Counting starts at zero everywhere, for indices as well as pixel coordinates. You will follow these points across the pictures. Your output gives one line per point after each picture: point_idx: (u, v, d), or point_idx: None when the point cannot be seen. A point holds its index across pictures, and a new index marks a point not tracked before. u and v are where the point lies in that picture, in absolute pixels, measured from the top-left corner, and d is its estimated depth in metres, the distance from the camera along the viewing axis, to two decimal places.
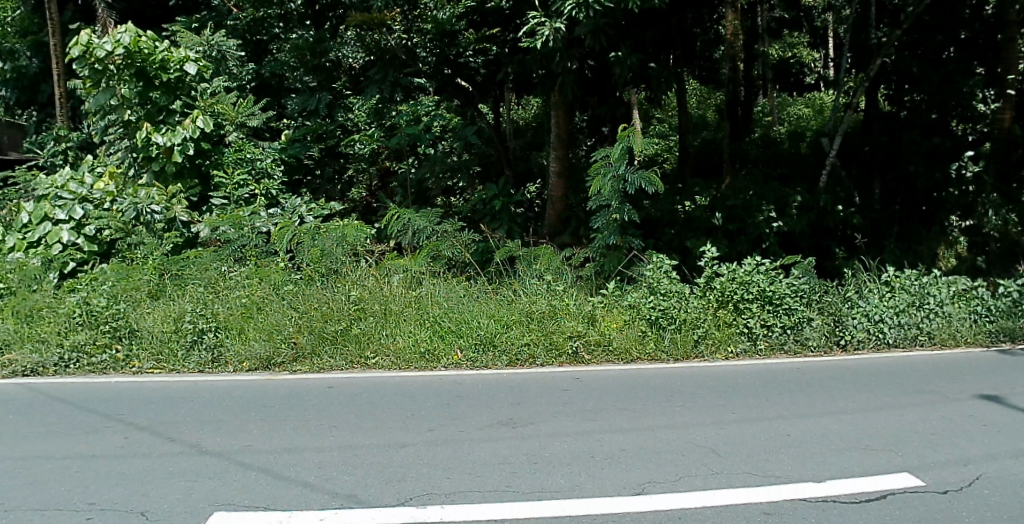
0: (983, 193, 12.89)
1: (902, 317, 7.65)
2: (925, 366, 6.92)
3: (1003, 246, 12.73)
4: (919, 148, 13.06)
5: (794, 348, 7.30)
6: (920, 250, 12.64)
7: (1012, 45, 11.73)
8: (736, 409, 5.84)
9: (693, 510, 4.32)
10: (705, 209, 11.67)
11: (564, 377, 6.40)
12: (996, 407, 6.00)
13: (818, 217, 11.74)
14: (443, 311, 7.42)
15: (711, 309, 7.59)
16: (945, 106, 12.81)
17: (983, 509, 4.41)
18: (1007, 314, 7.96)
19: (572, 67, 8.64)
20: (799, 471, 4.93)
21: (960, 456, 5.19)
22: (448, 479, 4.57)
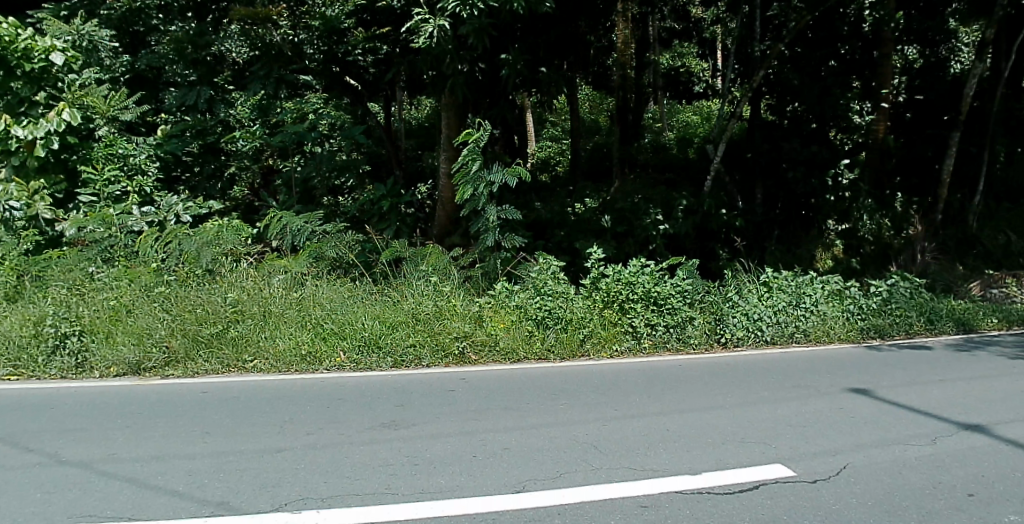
0: (858, 199, 13.44)
1: (780, 316, 8.06)
2: (801, 361, 7.29)
3: (876, 249, 13.60)
4: (799, 155, 13.46)
5: (675, 346, 7.56)
6: (799, 251, 13.42)
7: (887, 61, 12.38)
8: (619, 405, 6.02)
9: (573, 506, 4.42)
10: (595, 211, 12.02)
11: (450, 378, 6.42)
12: (865, 400, 6.39)
13: (702, 221, 12.21)
14: (326, 312, 7.34)
15: (597, 309, 7.79)
16: (823, 115, 13.56)
17: (848, 494, 4.78)
18: (877, 312, 8.53)
19: (463, 69, 8.80)
20: (676, 464, 5.14)
21: (830, 447, 5.54)
22: (325, 483, 4.52)
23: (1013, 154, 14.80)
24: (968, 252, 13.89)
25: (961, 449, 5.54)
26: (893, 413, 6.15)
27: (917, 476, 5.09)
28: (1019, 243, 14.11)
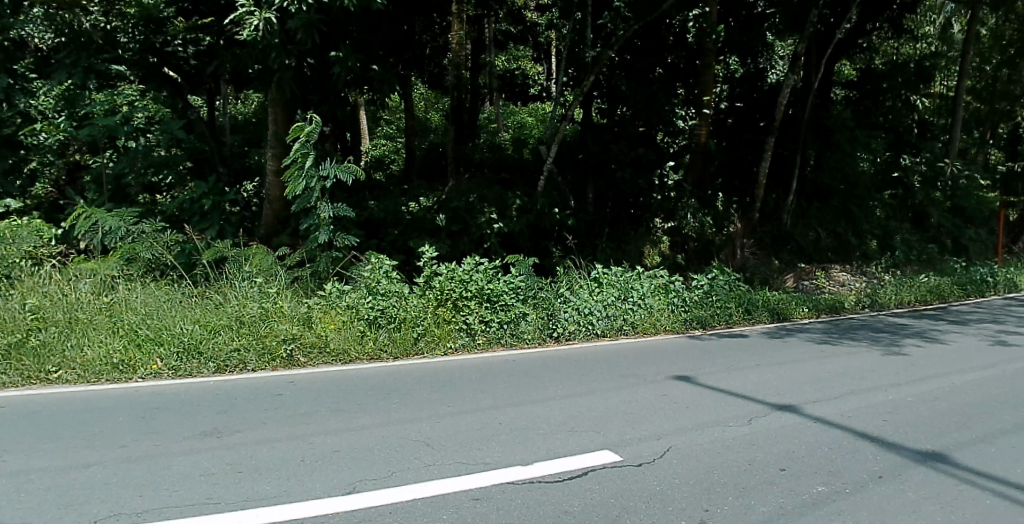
0: (682, 200, 14.50)
1: (609, 309, 8.58)
2: (628, 351, 7.79)
3: (699, 245, 14.54)
4: (625, 156, 14.14)
5: (509, 341, 7.84)
6: (628, 248, 13.71)
7: (709, 71, 13.66)
8: (452, 402, 6.14)
9: (405, 504, 4.46)
10: (428, 211, 12.01)
11: (278, 381, 6.29)
12: (689, 386, 6.88)
13: (536, 220, 12.50)
14: (140, 316, 6.93)
15: (431, 307, 7.86)
16: (650, 120, 14.09)
17: (674, 477, 5.24)
18: (700, 304, 9.29)
19: (291, 63, 8.55)
20: (508, 456, 5.33)
21: (655, 431, 5.99)
22: (140, 498, 4.28)
23: (820, 158, 16.28)
24: (783, 247, 15.57)
25: (775, 427, 6.15)
26: (712, 396, 6.68)
27: (735, 456, 5.66)
28: (826, 240, 15.82)
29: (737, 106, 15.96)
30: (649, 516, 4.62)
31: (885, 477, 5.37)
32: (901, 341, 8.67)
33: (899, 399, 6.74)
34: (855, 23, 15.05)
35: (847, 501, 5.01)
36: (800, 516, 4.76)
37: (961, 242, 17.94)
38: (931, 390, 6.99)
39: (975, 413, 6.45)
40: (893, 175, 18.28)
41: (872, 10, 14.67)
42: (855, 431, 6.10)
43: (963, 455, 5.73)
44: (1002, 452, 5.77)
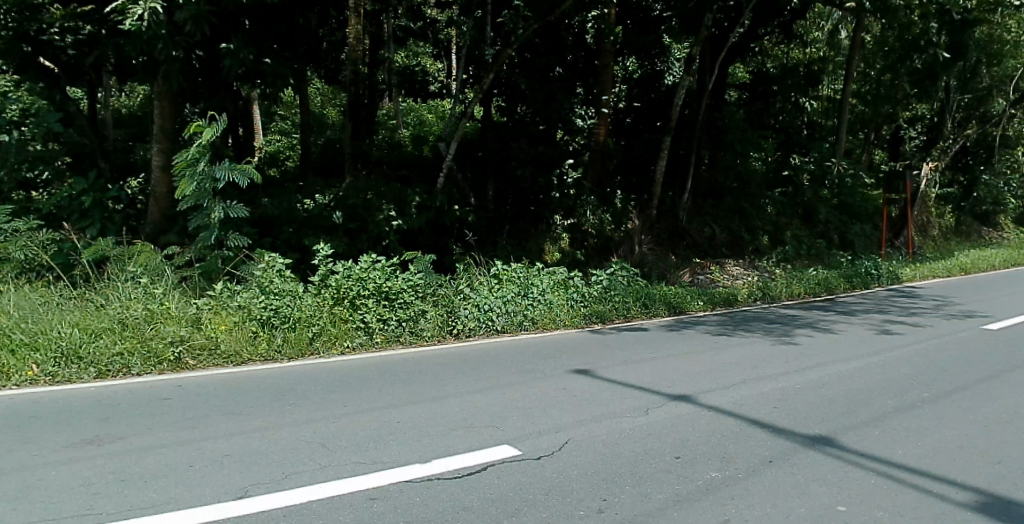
0: (582, 196, 14.89)
1: (509, 306, 8.75)
2: (527, 346, 7.95)
3: (599, 241, 15.04)
4: (525, 153, 14.14)
5: (409, 338, 7.85)
6: (528, 245, 14.30)
7: (607, 71, 13.73)
8: (349, 402, 6.11)
9: (300, 506, 4.39)
10: (325, 208, 11.86)
11: (166, 385, 6.10)
12: (587, 379, 7.05)
13: (435, 216, 12.68)
14: (13, 321, 6.57)
15: (327, 306, 7.78)
16: (550, 119, 14.06)
17: (573, 469, 5.38)
18: (598, 299, 9.61)
19: (177, 55, 8.64)
20: (406, 454, 5.33)
21: (554, 424, 6.10)
22: (13, 511, 4.06)
23: (715, 158, 16.99)
24: (678, 244, 16.08)
25: (670, 417, 6.35)
26: (609, 388, 6.87)
27: (632, 445, 5.85)
28: (720, 236, 16.61)
29: (635, 106, 16.48)
30: (547, 507, 4.71)
31: (775, 461, 5.68)
32: (792, 331, 9.12)
33: (788, 386, 7.07)
34: (748, 27, 15.70)
35: (737, 485, 5.27)
36: (694, 501, 4.98)
37: (847, 236, 18.89)
38: (819, 377, 7.36)
39: (859, 398, 6.84)
40: (783, 173, 19.37)
41: (763, 15, 15.38)
42: (747, 418, 6.37)
43: (848, 438, 6.09)
44: (883, 434, 6.16)
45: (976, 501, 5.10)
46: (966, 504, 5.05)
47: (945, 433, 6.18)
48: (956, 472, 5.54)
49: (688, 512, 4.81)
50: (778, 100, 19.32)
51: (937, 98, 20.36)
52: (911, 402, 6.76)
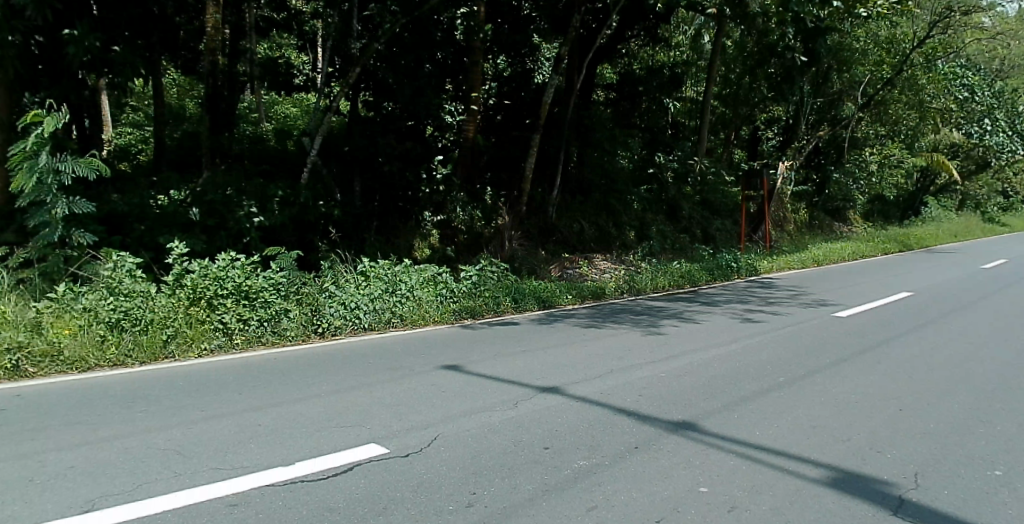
0: (451, 193, 14.87)
1: (376, 303, 8.79)
2: (394, 344, 8.02)
3: (468, 238, 15.26)
4: (392, 149, 14.17)
5: (271, 339, 7.74)
6: (397, 242, 14.57)
7: (476, 68, 13.70)
8: (206, 407, 5.93)
9: (155, 516, 4.20)
10: (180, 204, 11.37)
11: (2, 395, 5.72)
12: (455, 374, 7.12)
13: (299, 212, 12.61)
14: None
15: (181, 307, 7.54)
16: (417, 114, 14.37)
17: (440, 465, 5.39)
18: (467, 295, 9.86)
19: (16, 40, 9.20)
20: (270, 458, 5.19)
21: (423, 421, 6.11)
22: None
23: (582, 156, 17.75)
24: (549, 239, 16.36)
25: (538, 409, 6.48)
26: (477, 381, 6.96)
27: (500, 438, 5.94)
28: (589, 232, 17.02)
29: (506, 103, 16.82)
30: (416, 504, 4.69)
31: (641, 447, 5.92)
32: (659, 322, 9.58)
33: (653, 376, 7.34)
34: (615, 30, 16.62)
35: (603, 473, 5.46)
36: (562, 491, 5.12)
37: (709, 231, 20.52)
38: (681, 365, 7.71)
39: (720, 384, 7.19)
40: (648, 171, 20.31)
41: (629, 19, 16.22)
42: (613, 407, 6.58)
43: (710, 422, 6.39)
44: (744, 417, 6.51)
45: (828, 477, 5.52)
46: (819, 481, 5.46)
47: (799, 414, 6.60)
48: (810, 450, 5.96)
49: (555, 501, 4.94)
50: (645, 101, 20.31)
51: (791, 100, 21.41)
52: (768, 386, 7.18)
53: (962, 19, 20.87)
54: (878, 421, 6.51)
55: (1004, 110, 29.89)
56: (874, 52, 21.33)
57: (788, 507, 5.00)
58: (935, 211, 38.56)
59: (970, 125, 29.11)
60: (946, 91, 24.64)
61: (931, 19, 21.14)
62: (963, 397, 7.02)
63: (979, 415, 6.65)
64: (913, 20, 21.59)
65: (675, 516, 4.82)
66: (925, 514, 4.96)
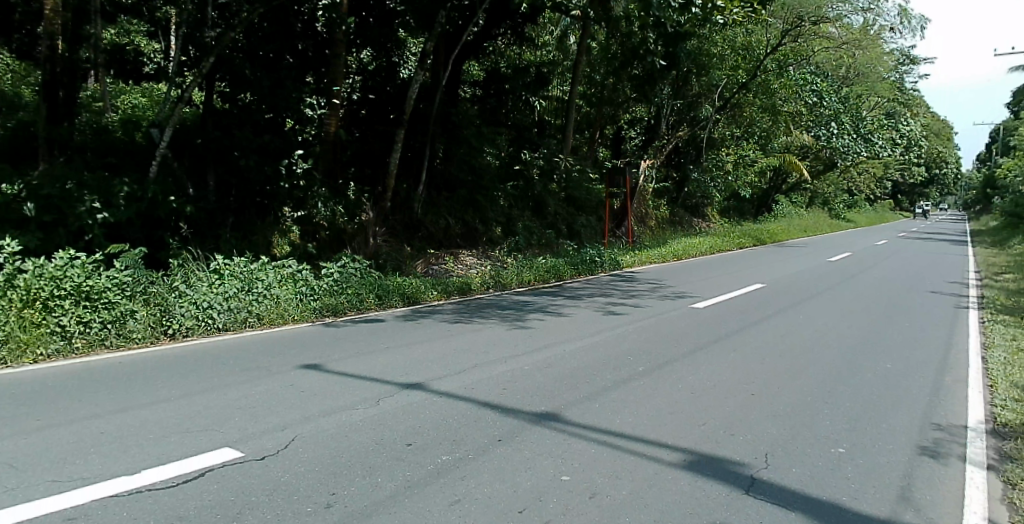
0: (312, 188, 14.59)
1: (230, 303, 8.69)
2: (253, 345, 7.86)
3: (330, 234, 15.02)
4: (250, 142, 13.83)
5: (115, 343, 7.50)
6: (254, 238, 13.85)
7: (337, 61, 13.83)
8: (37, 415, 5.62)
9: None
10: (14, 199, 10.58)
11: None
12: (315, 373, 7.04)
13: (148, 208, 11.83)
14: None
15: (13, 310, 7.21)
16: (277, 107, 14.09)
17: (298, 466, 5.25)
18: (329, 293, 9.93)
19: None
20: (113, 467, 4.92)
21: (280, 423, 5.96)
22: None
23: (448, 151, 18.09)
24: (414, 235, 16.79)
25: (398, 406, 6.44)
26: (337, 379, 6.90)
27: (361, 437, 5.85)
28: (455, 227, 17.58)
29: (369, 98, 17.09)
30: (274, 507, 4.57)
31: (504, 440, 5.98)
32: (525, 316, 9.84)
33: (515, 369, 7.45)
34: (482, 27, 16.81)
35: (466, 467, 5.48)
36: (424, 487, 5.10)
37: (575, 227, 21.05)
38: (545, 357, 7.89)
39: (582, 375, 7.38)
40: (514, 167, 20.76)
41: (495, 17, 16.55)
42: (477, 401, 6.63)
43: (572, 412, 6.54)
44: (606, 406, 6.70)
45: (685, 460, 5.81)
46: (677, 464, 5.75)
47: (657, 400, 6.87)
48: (668, 435, 6.22)
49: (417, 498, 4.91)
50: (510, 98, 20.91)
51: (652, 100, 22.93)
52: (629, 375, 7.43)
53: (811, 29, 23.36)
54: (732, 404, 6.88)
55: (848, 114, 30.86)
56: (731, 57, 22.54)
57: (647, 492, 5.24)
58: (785, 209, 42.21)
59: (818, 128, 30.39)
60: (797, 96, 26.84)
61: (784, 27, 23.25)
62: (805, 379, 7.57)
63: (819, 394, 7.21)
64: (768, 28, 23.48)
65: (536, 506, 4.92)
66: (772, 493, 5.34)
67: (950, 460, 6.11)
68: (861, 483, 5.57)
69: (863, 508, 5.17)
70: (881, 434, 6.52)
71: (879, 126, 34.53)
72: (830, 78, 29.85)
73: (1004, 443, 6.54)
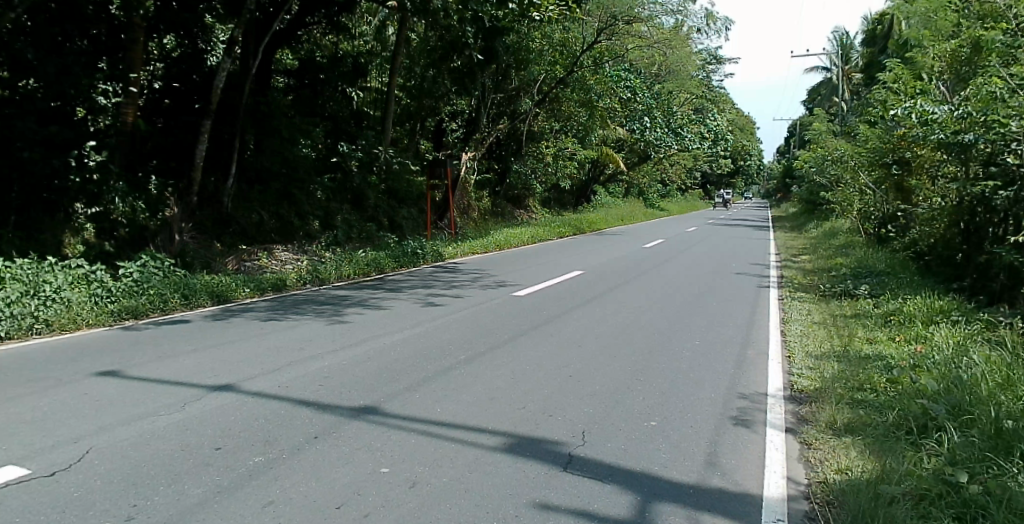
0: (109, 183, 13.46)
1: (14, 309, 8.22)
2: (47, 355, 7.37)
3: (131, 231, 13.84)
4: (32, 133, 12.39)
5: None
6: (42, 238, 12.26)
7: (135, 45, 13.02)
8: None
9: None
10: None
11: None
12: (113, 381, 6.71)
13: None
14: None
15: None
16: (65, 95, 13.12)
17: (93, 479, 4.91)
18: (128, 294, 9.73)
19: None
20: None
21: (72, 435, 5.55)
22: None
23: (259, 143, 18.14)
24: (224, 231, 16.08)
25: (207, 409, 6.20)
26: (139, 385, 6.61)
27: (166, 444, 5.55)
28: (269, 222, 17.21)
29: (173, 87, 16.62)
30: None
31: (321, 436, 5.84)
32: (342, 311, 10.01)
33: (333, 364, 7.41)
34: (294, 15, 17.64)
35: (281, 466, 5.30)
36: (236, 490, 4.89)
37: (396, 220, 21.83)
38: (363, 352, 7.91)
39: (402, 367, 7.44)
40: (331, 160, 20.78)
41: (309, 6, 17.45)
42: (291, 399, 6.49)
43: (391, 405, 6.50)
44: (424, 396, 6.75)
45: (504, 444, 5.89)
46: (497, 448, 5.82)
47: (478, 388, 6.97)
48: (488, 420, 6.31)
49: (228, 502, 4.71)
50: (326, 89, 21.41)
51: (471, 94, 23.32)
52: (450, 364, 7.59)
53: (624, 28, 23.49)
54: (549, 385, 7.15)
55: (662, 109, 34.23)
56: (548, 53, 23.34)
57: (468, 477, 5.27)
58: (603, 199, 45.51)
59: (633, 122, 32.94)
60: (611, 92, 27.19)
61: (598, 26, 23.32)
62: (621, 360, 8.01)
63: (634, 373, 7.63)
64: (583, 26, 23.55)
65: (354, 500, 4.84)
66: (588, 468, 5.53)
67: (750, 424, 6.66)
68: (673, 453, 5.88)
69: (673, 475, 5.47)
70: (688, 405, 6.98)
71: (688, 122, 37.51)
72: (645, 76, 31.96)
73: (799, 407, 7.19)
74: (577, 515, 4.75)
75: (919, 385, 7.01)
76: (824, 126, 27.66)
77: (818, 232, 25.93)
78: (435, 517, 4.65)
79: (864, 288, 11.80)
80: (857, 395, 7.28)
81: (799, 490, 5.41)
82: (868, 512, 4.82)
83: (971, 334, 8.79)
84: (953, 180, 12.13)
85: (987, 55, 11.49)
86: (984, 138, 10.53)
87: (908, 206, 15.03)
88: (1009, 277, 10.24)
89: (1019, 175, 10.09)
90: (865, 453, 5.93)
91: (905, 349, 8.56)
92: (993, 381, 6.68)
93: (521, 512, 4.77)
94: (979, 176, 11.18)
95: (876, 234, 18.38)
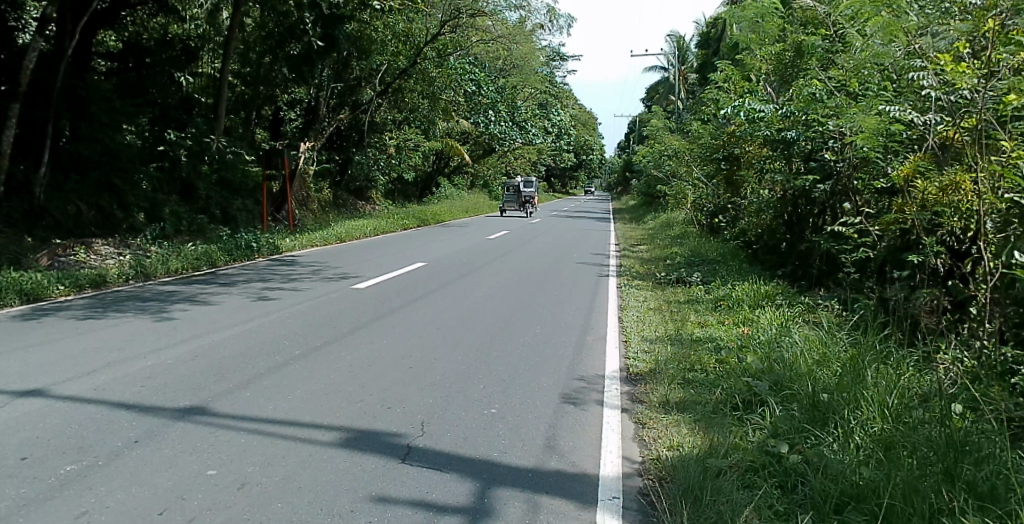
0: None
1: None
2: None
3: None
4: None
5: None
6: None
7: None
8: None
9: None
10: None
11: None
12: None
13: None
14: None
15: None
16: None
17: None
18: None
19: None
20: None
21: None
22: None
23: (76, 129, 16.85)
24: (36, 223, 14.88)
25: (11, 417, 5.77)
26: None
27: None
28: (88, 214, 16.09)
29: None
30: None
31: (143, 440, 5.54)
32: (168, 308, 9.56)
33: (157, 364, 7.09)
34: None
35: (97, 474, 4.99)
36: (42, 502, 4.56)
37: (229, 211, 21.34)
38: (192, 351, 7.61)
39: (232, 364, 7.24)
40: (158, 148, 19.80)
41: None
42: (109, 402, 6.16)
43: (220, 404, 6.31)
44: (255, 394, 6.58)
45: (341, 438, 5.83)
46: (333, 443, 5.74)
47: (314, 384, 6.90)
48: (323, 415, 6.23)
49: (36, 516, 4.39)
50: (153, 74, 20.29)
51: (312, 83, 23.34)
52: (283, 360, 7.47)
53: (468, 21, 23.64)
54: (386, 377, 7.18)
55: (505, 103, 34.92)
56: (391, 43, 23.47)
57: (301, 474, 5.20)
58: (448, 191, 46.05)
59: (478, 116, 34.05)
60: (456, 84, 27.33)
61: (442, 18, 23.44)
62: (462, 350, 8.17)
63: (473, 363, 7.79)
64: (426, 18, 23.59)
65: (179, 505, 4.63)
66: (426, 458, 5.57)
67: (590, 405, 7.00)
68: (512, 439, 6.06)
69: (511, 460, 5.63)
70: (527, 390, 7.24)
71: (532, 117, 38.28)
72: (490, 70, 32.56)
73: (634, 388, 7.62)
74: (414, 506, 4.79)
75: (745, 363, 7.63)
76: (660, 123, 29.38)
77: (653, 224, 27.61)
78: (266, 517, 4.54)
79: (695, 275, 12.77)
80: (689, 376, 7.80)
81: (634, 468, 5.72)
82: (697, 486, 5.17)
83: (793, 315, 9.61)
84: (777, 174, 13.24)
85: (807, 59, 12.72)
86: (805, 135, 11.55)
87: (737, 198, 16.29)
88: (825, 263, 11.30)
89: (834, 171, 11.14)
90: (693, 430, 6.37)
91: (734, 331, 9.24)
92: (811, 359, 7.28)
93: (357, 507, 4.75)
94: (801, 170, 12.24)
95: (709, 225, 19.84)
